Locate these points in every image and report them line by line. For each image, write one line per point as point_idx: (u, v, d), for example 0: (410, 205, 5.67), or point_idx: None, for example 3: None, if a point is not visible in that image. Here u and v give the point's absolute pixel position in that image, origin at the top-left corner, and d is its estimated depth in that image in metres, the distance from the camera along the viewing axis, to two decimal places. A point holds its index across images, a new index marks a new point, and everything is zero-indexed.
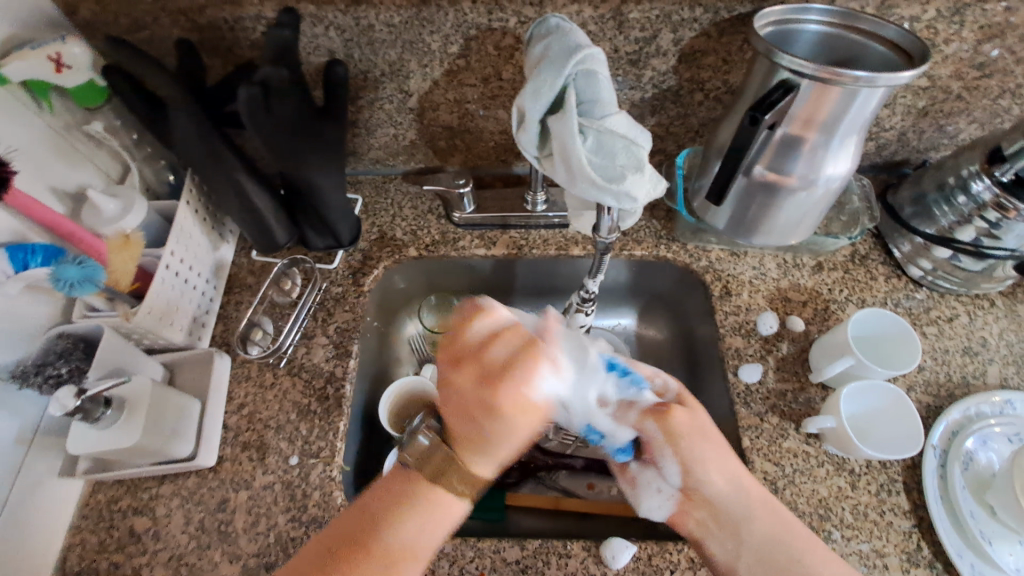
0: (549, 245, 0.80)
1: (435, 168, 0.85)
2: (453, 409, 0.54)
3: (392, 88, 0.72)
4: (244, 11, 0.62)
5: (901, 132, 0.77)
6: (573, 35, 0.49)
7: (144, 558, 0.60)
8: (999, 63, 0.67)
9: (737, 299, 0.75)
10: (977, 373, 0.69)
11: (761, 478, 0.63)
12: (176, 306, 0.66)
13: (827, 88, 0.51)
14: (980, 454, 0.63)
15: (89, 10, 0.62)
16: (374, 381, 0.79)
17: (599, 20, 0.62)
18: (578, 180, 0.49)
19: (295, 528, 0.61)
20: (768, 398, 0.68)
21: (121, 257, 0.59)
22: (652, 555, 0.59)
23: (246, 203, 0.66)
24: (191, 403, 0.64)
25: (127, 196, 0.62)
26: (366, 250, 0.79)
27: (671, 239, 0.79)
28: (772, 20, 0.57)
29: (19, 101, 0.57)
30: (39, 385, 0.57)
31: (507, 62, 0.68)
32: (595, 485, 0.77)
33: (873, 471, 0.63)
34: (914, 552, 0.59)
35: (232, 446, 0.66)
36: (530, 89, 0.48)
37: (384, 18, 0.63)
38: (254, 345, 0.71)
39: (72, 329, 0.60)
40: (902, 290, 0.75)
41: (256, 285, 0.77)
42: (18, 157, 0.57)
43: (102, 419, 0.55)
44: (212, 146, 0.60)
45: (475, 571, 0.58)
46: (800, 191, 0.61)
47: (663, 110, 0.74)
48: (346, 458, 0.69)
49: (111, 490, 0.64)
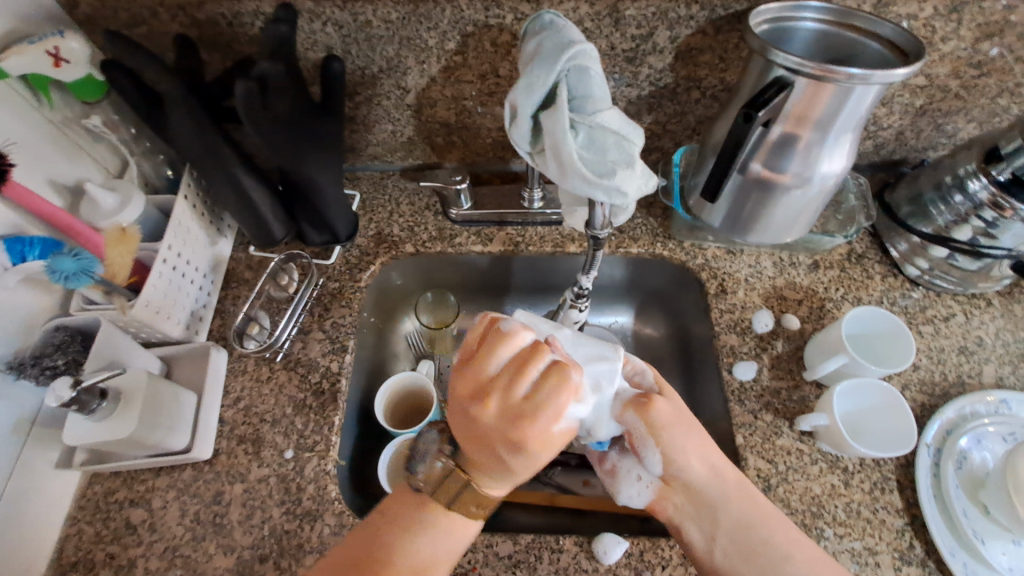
0: (545, 242, 0.80)
1: (433, 164, 0.86)
2: (470, 438, 0.48)
3: (390, 85, 0.72)
4: (242, 7, 0.63)
5: (898, 132, 0.77)
6: (566, 32, 0.50)
7: (139, 550, 0.60)
8: (999, 62, 0.67)
9: (732, 297, 0.75)
10: (972, 373, 0.69)
11: (754, 475, 0.63)
12: (173, 300, 0.66)
13: (821, 85, 0.51)
14: (974, 453, 0.63)
15: (89, 5, 0.62)
16: (371, 376, 0.79)
17: (595, 17, 0.62)
18: (569, 175, 0.49)
19: (290, 521, 0.61)
20: (762, 395, 0.68)
21: (117, 250, 0.60)
22: (645, 550, 0.59)
23: (243, 199, 0.67)
24: (187, 396, 0.64)
25: (125, 190, 0.63)
26: (363, 246, 0.80)
27: (668, 237, 0.79)
28: (767, 18, 0.57)
29: (18, 94, 0.57)
30: (36, 376, 0.58)
31: (503, 58, 0.68)
32: (590, 481, 0.75)
33: (866, 469, 0.63)
34: (907, 550, 0.59)
35: (228, 439, 0.66)
36: (523, 85, 0.48)
37: (382, 14, 0.63)
38: (251, 339, 0.71)
39: (70, 321, 0.61)
40: (898, 289, 0.75)
41: (253, 280, 0.77)
42: (17, 151, 0.57)
43: (96, 411, 0.56)
44: (209, 141, 0.61)
45: (467, 565, 0.59)
46: (795, 189, 0.61)
47: (660, 108, 0.74)
48: (342, 453, 0.69)
49: (108, 482, 0.64)
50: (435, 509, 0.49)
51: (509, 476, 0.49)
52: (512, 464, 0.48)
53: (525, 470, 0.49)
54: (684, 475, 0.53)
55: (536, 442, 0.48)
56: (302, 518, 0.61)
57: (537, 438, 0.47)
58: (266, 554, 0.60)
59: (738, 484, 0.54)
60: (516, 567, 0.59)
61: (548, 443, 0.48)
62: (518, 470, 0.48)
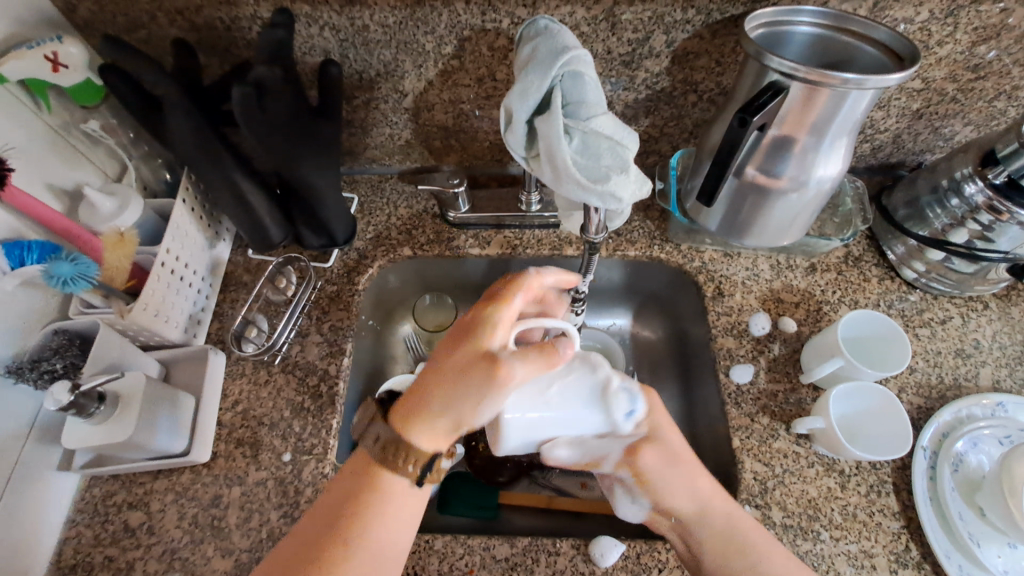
0: (543, 245, 0.80)
1: (430, 167, 0.86)
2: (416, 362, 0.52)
3: (387, 88, 0.72)
4: (240, 12, 0.63)
5: (895, 134, 0.77)
6: (561, 37, 0.50)
7: (138, 552, 0.60)
8: (996, 65, 0.67)
9: (729, 300, 0.75)
10: (969, 375, 0.69)
11: (751, 478, 0.63)
12: (171, 303, 0.66)
13: (816, 90, 0.52)
14: (970, 455, 0.63)
15: (87, 9, 0.63)
16: (369, 378, 0.80)
17: (591, 21, 0.62)
18: (564, 180, 0.49)
19: (288, 524, 0.61)
20: (759, 398, 0.68)
21: (115, 254, 0.60)
22: (641, 553, 0.59)
23: (241, 203, 0.67)
24: (185, 399, 0.64)
25: (124, 194, 0.63)
26: (361, 249, 0.80)
27: (665, 240, 0.79)
28: (762, 22, 0.57)
29: (17, 99, 0.58)
30: (33, 380, 0.58)
31: (500, 62, 0.68)
32: (588, 484, 0.77)
33: (863, 472, 0.64)
34: (903, 553, 0.59)
35: (227, 442, 0.67)
36: (517, 90, 0.48)
37: (379, 18, 0.63)
38: (248, 342, 0.72)
39: (68, 326, 0.61)
40: (895, 292, 0.75)
41: (251, 283, 0.77)
42: (16, 155, 0.57)
43: (95, 415, 0.56)
44: (207, 145, 0.61)
45: (464, 568, 0.59)
46: (791, 193, 0.61)
47: (657, 111, 0.74)
48: (340, 456, 0.70)
49: (107, 484, 0.64)
50: (386, 482, 0.49)
51: (428, 413, 0.48)
52: (433, 391, 0.48)
53: (441, 408, 0.48)
54: (668, 511, 0.57)
55: (455, 377, 0.48)
56: (300, 521, 0.62)
57: (456, 368, 0.48)
58: (264, 557, 0.60)
59: (725, 514, 0.55)
60: (513, 570, 0.59)
61: (465, 385, 0.47)
62: (434, 404, 0.48)
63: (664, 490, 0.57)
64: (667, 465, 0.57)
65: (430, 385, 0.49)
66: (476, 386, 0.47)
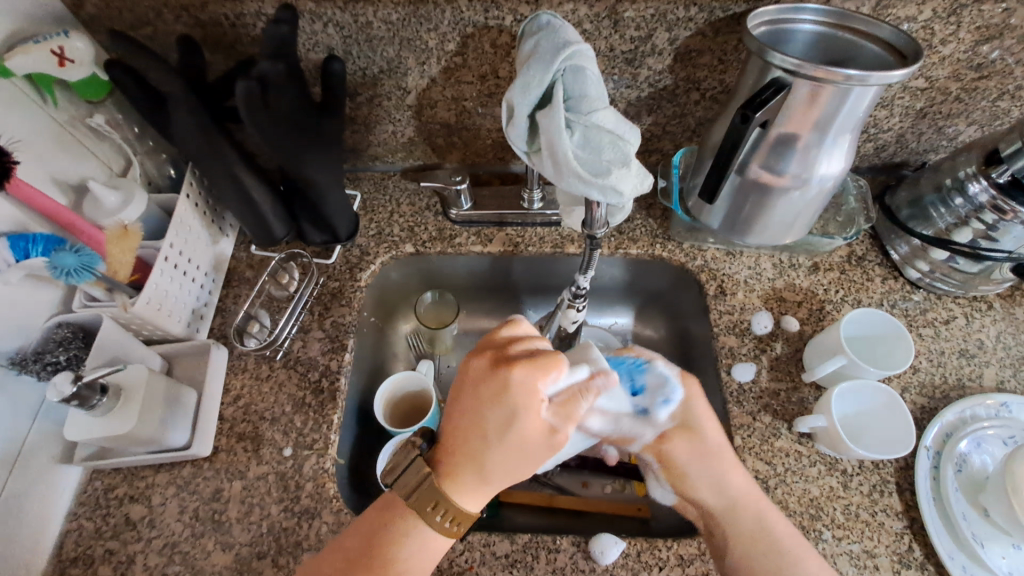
0: (545, 243, 0.80)
1: (433, 165, 0.86)
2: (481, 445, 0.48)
3: (391, 86, 0.72)
4: (244, 8, 0.64)
5: (899, 134, 0.77)
6: (562, 32, 0.50)
7: (138, 546, 0.60)
8: (999, 64, 0.66)
9: (731, 299, 0.75)
10: (973, 375, 0.69)
11: (753, 477, 0.63)
12: (174, 298, 0.67)
13: (820, 87, 0.52)
14: (974, 456, 0.62)
15: (93, 5, 0.63)
16: (370, 375, 0.80)
17: (594, 18, 0.63)
18: (565, 174, 0.50)
19: (288, 518, 0.61)
20: (760, 397, 0.68)
21: (119, 248, 0.60)
22: (641, 551, 0.59)
23: (245, 198, 0.67)
24: (186, 392, 0.65)
25: (128, 189, 0.63)
26: (364, 246, 0.80)
27: (667, 238, 0.79)
28: (765, 20, 0.57)
29: (23, 93, 0.58)
30: (37, 371, 0.59)
31: (503, 59, 0.68)
32: (589, 483, 0.77)
33: (865, 472, 0.63)
34: (906, 553, 0.59)
35: (228, 436, 0.67)
36: (519, 84, 0.48)
37: (382, 15, 0.63)
38: (251, 337, 0.72)
39: (71, 319, 0.62)
40: (899, 292, 0.75)
41: (254, 278, 0.78)
42: (21, 149, 0.58)
43: (97, 406, 0.56)
44: (211, 142, 0.61)
45: (464, 564, 0.59)
46: (794, 190, 0.61)
47: (659, 110, 0.74)
48: (341, 451, 0.70)
49: (108, 478, 0.64)
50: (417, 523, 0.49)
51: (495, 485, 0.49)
52: (495, 474, 0.48)
53: (504, 481, 0.49)
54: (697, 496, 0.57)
55: (514, 458, 0.48)
56: (300, 516, 0.62)
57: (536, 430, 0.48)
58: (264, 551, 0.60)
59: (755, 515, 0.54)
60: (513, 567, 0.59)
61: (534, 455, 0.48)
62: (497, 479, 0.49)
63: (694, 476, 0.57)
64: (697, 455, 0.57)
65: (486, 444, 0.48)
66: (540, 454, 0.49)
